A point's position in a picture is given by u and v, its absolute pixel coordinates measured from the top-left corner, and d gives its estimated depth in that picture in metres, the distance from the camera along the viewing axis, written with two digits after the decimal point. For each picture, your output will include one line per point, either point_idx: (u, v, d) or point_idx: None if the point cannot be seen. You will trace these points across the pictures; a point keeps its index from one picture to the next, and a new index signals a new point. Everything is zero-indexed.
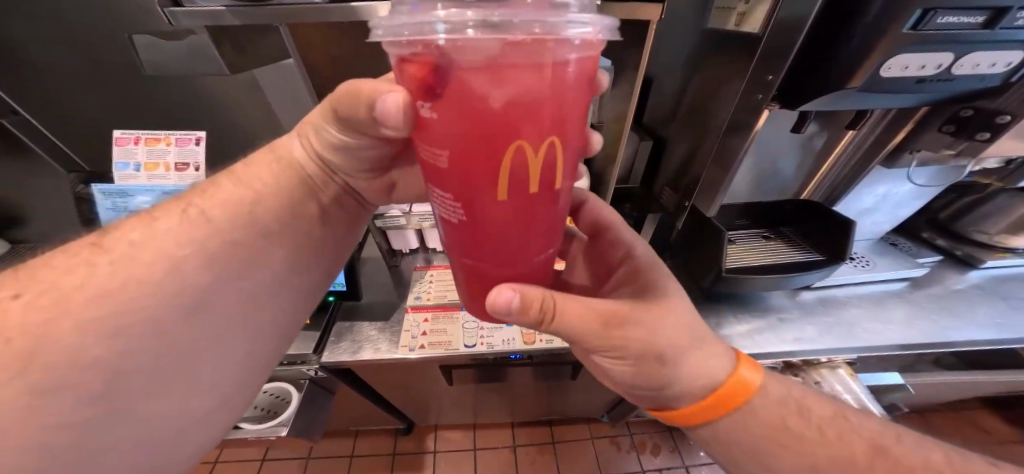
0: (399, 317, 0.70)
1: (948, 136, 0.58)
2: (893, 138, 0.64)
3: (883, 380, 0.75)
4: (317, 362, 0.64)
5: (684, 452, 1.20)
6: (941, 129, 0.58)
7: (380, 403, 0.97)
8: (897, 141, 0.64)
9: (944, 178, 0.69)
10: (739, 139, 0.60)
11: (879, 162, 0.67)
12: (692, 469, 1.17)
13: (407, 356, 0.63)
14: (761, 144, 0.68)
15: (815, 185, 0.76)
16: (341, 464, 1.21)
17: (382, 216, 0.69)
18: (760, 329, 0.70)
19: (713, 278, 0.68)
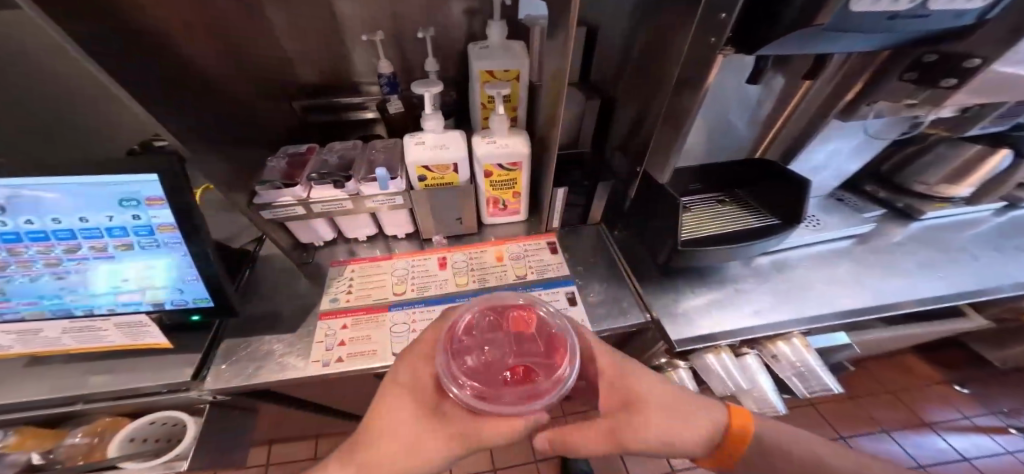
0: (309, 327, 0.56)
1: (911, 84, 0.52)
2: (852, 89, 0.58)
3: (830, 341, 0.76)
4: (201, 389, 0.49)
5: None
6: (903, 77, 0.52)
7: (331, 410, 0.88)
8: (855, 91, 0.58)
9: (893, 129, 0.66)
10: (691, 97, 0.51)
11: (835, 116, 0.62)
12: None
13: (319, 371, 0.51)
14: (713, 99, 0.59)
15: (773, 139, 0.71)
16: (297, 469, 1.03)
17: (270, 205, 0.55)
18: (715, 303, 0.66)
19: (668, 254, 0.60)
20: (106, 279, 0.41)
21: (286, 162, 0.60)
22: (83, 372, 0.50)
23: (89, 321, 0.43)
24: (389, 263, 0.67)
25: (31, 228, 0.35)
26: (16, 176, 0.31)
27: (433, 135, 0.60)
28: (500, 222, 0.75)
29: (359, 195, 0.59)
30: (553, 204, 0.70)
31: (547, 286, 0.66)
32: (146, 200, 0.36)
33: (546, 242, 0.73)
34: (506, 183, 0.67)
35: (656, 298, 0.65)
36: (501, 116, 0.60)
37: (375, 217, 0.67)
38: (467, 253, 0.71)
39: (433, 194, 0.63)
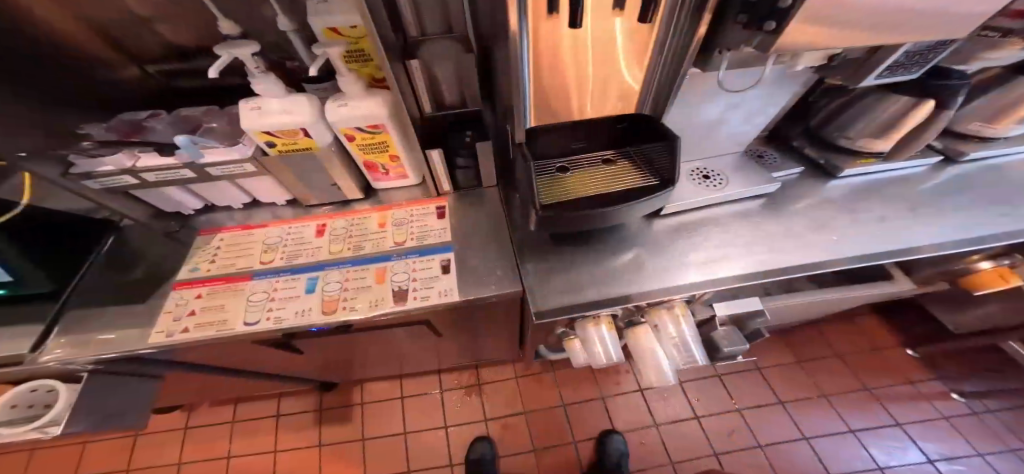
0: (165, 297, 0.56)
1: (744, 29, 0.43)
2: (693, 36, 0.49)
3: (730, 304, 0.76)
4: (42, 362, 0.49)
5: (602, 382, 1.31)
6: (737, 19, 0.43)
7: (266, 375, 0.91)
8: (697, 38, 0.49)
9: (765, 81, 0.59)
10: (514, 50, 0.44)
11: (689, 66, 0.54)
12: (607, 397, 1.29)
13: (164, 342, 0.51)
14: (552, 48, 0.49)
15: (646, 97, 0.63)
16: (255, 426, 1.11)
17: (96, 176, 0.52)
18: (596, 268, 0.67)
19: (535, 222, 0.58)
20: None
21: (109, 128, 0.57)
22: None
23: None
24: (261, 230, 0.65)
25: None
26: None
27: (275, 101, 0.53)
28: (388, 186, 0.72)
29: (200, 163, 0.55)
30: (433, 166, 0.66)
31: (423, 254, 0.63)
32: None
33: (435, 207, 0.71)
34: (375, 146, 0.62)
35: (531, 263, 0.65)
36: (346, 74, 0.53)
37: (241, 185, 0.64)
38: (348, 218, 0.68)
39: (290, 162, 0.59)
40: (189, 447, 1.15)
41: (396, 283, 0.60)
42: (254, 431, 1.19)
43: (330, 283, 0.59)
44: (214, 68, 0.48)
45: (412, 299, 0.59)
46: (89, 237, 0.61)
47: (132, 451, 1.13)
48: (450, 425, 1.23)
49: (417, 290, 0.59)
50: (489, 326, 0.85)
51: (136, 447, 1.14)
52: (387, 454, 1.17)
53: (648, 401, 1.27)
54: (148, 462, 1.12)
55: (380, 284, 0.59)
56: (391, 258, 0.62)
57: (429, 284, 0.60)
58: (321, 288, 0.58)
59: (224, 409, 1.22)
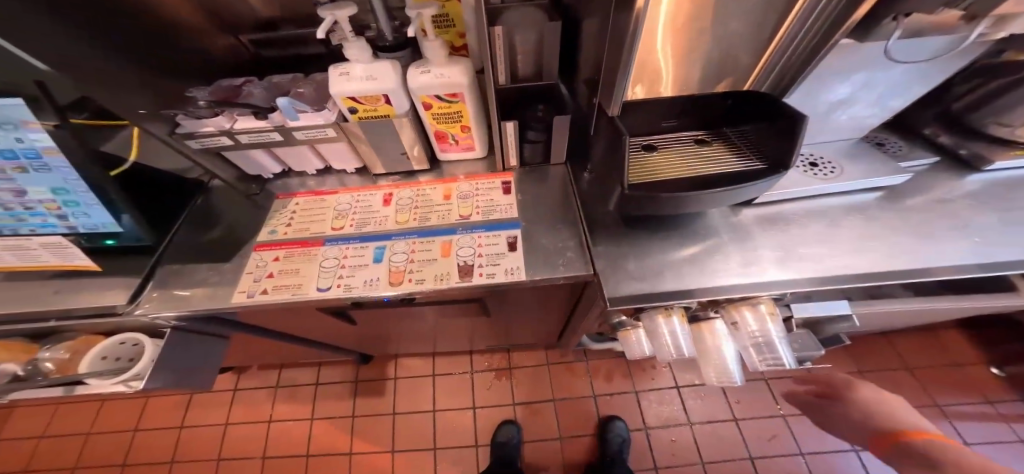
0: (244, 257, 0.58)
1: None
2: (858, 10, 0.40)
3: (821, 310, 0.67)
4: (137, 315, 0.52)
5: (637, 377, 1.26)
6: None
7: (315, 341, 0.96)
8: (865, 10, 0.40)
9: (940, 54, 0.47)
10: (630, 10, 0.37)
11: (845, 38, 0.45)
12: (641, 393, 1.24)
13: (245, 302, 0.53)
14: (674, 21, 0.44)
15: (765, 65, 0.54)
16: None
17: (197, 136, 0.55)
18: (673, 258, 0.60)
19: (617, 200, 0.53)
20: (15, 201, 0.41)
21: (211, 92, 0.58)
22: (41, 292, 0.54)
23: (14, 243, 0.45)
24: (332, 197, 0.66)
25: None
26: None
27: (360, 66, 0.53)
28: (454, 158, 0.70)
29: (287, 127, 0.56)
30: (505, 140, 0.63)
31: (489, 229, 0.61)
32: (21, 122, 0.35)
33: (501, 181, 0.68)
34: (450, 115, 0.60)
35: (604, 245, 0.60)
36: (431, 40, 0.51)
37: (318, 151, 0.65)
38: (414, 189, 0.67)
39: (370, 128, 0.59)
40: (236, 409, 1.24)
41: (462, 258, 0.58)
42: (294, 399, 1.25)
43: (397, 253, 0.59)
44: (320, 28, 0.45)
45: (479, 275, 0.56)
46: (182, 195, 0.65)
47: (184, 410, 1.24)
48: (478, 408, 1.23)
49: (484, 266, 0.57)
50: (538, 311, 0.83)
51: (189, 405, 1.24)
52: (417, 429, 1.19)
53: (687, 402, 1.21)
54: (201, 421, 1.22)
55: (446, 257, 0.58)
56: (456, 231, 0.61)
57: (495, 261, 0.58)
58: (388, 258, 0.58)
59: (269, 374, 1.30)
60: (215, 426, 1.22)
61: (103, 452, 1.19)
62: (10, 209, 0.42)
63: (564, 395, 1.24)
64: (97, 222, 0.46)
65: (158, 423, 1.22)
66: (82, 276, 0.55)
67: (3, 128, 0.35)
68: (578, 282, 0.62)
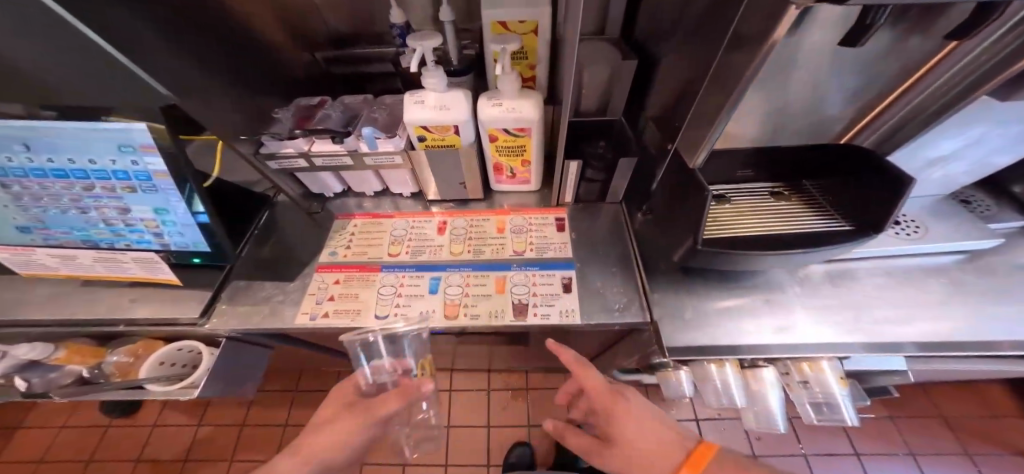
0: (306, 275, 0.60)
1: None
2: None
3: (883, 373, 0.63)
4: (208, 326, 0.56)
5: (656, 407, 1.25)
6: None
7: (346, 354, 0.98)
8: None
9: None
10: (735, 75, 0.36)
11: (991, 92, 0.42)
12: None
13: (306, 324, 0.55)
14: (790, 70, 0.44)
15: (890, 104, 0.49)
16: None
17: (276, 156, 0.57)
18: (736, 312, 0.57)
19: (685, 255, 0.50)
20: (120, 217, 0.45)
21: (295, 114, 0.63)
22: (123, 298, 0.58)
23: (111, 255, 0.49)
24: (388, 222, 0.67)
25: (53, 166, 0.40)
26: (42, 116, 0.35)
27: (434, 95, 0.54)
28: (507, 189, 0.70)
29: (359, 152, 0.58)
30: (565, 179, 0.61)
31: (543, 267, 0.60)
32: (139, 146, 0.38)
33: (555, 217, 0.67)
34: (512, 149, 0.59)
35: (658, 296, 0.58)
36: (509, 73, 0.51)
37: (379, 175, 0.66)
38: (467, 219, 0.67)
39: (433, 156, 0.59)
40: (254, 411, 1.28)
41: (516, 295, 0.58)
42: (314, 404, 1.30)
43: (452, 286, 0.59)
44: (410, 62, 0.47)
45: (533, 316, 0.56)
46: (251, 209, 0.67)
47: (205, 409, 1.29)
48: (493, 427, 1.24)
49: (539, 306, 0.57)
50: (574, 345, 0.82)
51: (210, 404, 1.30)
52: None
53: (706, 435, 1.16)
54: (221, 421, 1.27)
55: (501, 294, 0.58)
56: (510, 267, 0.61)
57: (550, 301, 0.57)
58: (443, 290, 0.59)
59: (291, 378, 1.35)
60: (234, 425, 1.26)
61: (134, 438, 1.25)
62: (113, 224, 0.45)
63: None
64: (187, 240, 0.48)
65: (182, 419, 1.28)
66: (159, 287, 0.58)
67: (125, 151, 0.39)
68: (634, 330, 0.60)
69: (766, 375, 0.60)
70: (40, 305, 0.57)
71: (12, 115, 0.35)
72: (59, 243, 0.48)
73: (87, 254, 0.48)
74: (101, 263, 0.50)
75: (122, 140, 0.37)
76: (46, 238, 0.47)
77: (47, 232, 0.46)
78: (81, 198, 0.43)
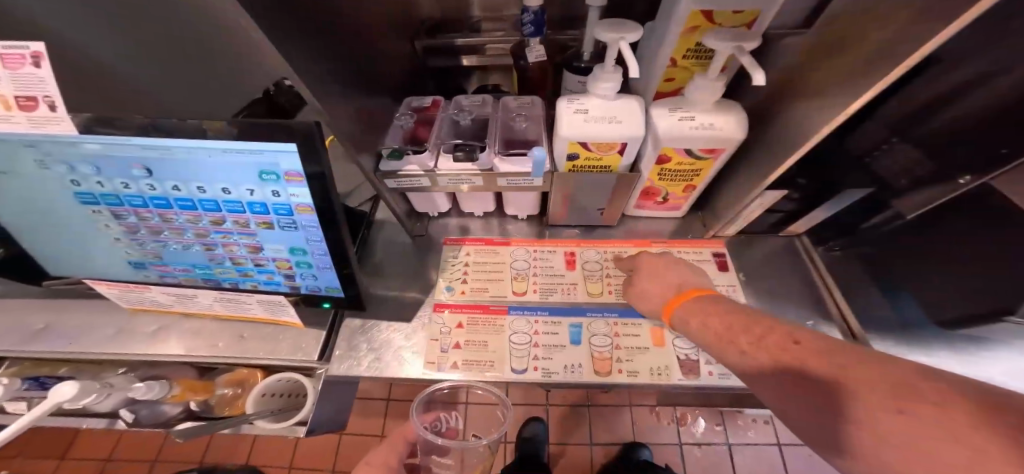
0: (423, 318, 0.51)
1: None
2: None
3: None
4: (325, 370, 0.48)
5: (730, 430, 1.17)
6: None
7: None
8: None
9: None
10: None
11: None
12: (734, 447, 1.15)
13: (434, 376, 0.47)
14: None
15: None
16: (378, 407, 1.15)
17: (397, 175, 0.47)
18: (1001, 383, 0.42)
19: (982, 317, 0.37)
20: (250, 256, 0.36)
21: (415, 120, 0.52)
22: (219, 334, 0.50)
23: (234, 296, 0.41)
24: (506, 250, 0.57)
25: (179, 195, 0.30)
26: (168, 133, 0.25)
27: (600, 103, 0.43)
28: (644, 214, 0.58)
29: (494, 172, 0.47)
30: (746, 209, 0.48)
31: None
32: (285, 173, 0.27)
33: (712, 252, 0.54)
34: (684, 173, 0.47)
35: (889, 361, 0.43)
36: (714, 80, 0.40)
37: (500, 193, 0.56)
38: (600, 249, 0.57)
39: (579, 179, 0.49)
40: None
41: (680, 350, 0.48)
42: None
43: (598, 334, 0.49)
44: (629, 67, 0.35)
45: (706, 375, 0.46)
46: (349, 228, 0.58)
47: None
48: (554, 443, 1.18)
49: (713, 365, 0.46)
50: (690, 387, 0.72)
51: None
52: None
53: (788, 461, 1.12)
54: None
55: (661, 348, 0.48)
56: None
57: None
58: (587, 342, 0.49)
59: None
60: None
61: None
62: (240, 264, 0.37)
63: (646, 440, 1.18)
64: (320, 284, 0.39)
65: None
66: (260, 323, 0.51)
67: (264, 179, 0.28)
68: None
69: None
70: (131, 340, 0.50)
71: (131, 131, 0.25)
72: (177, 282, 0.40)
73: (208, 294, 0.41)
74: (220, 303, 0.42)
75: (265, 163, 0.26)
76: (161, 275, 0.40)
77: (165, 269, 0.39)
78: (208, 234, 0.34)
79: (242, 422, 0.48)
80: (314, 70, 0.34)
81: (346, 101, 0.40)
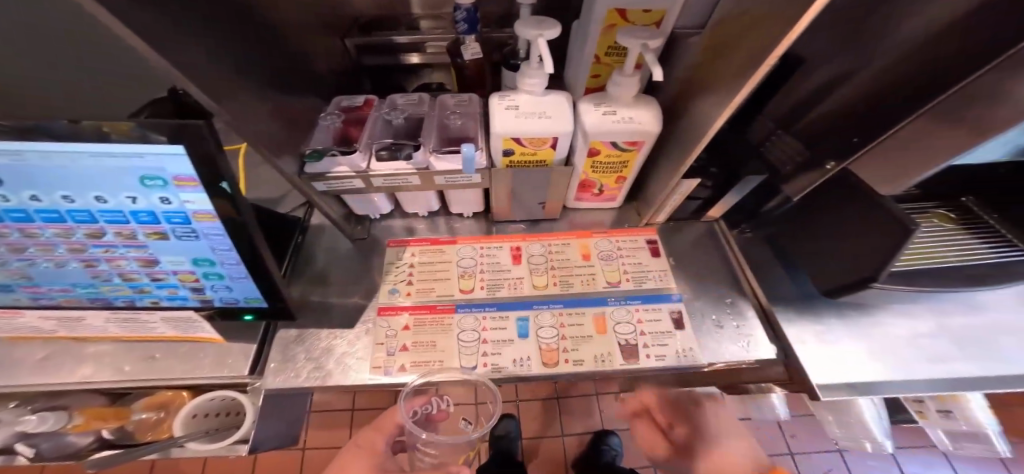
0: (367, 323, 0.50)
1: None
2: None
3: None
4: (257, 387, 0.45)
5: None
6: None
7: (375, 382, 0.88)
8: None
9: None
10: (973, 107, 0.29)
11: None
12: None
13: (381, 380, 0.45)
14: None
15: None
16: (342, 418, 1.09)
17: (325, 177, 0.45)
18: (881, 337, 0.48)
19: (852, 284, 0.41)
20: (143, 270, 0.33)
21: (342, 120, 0.50)
22: (133, 355, 0.46)
23: (131, 314, 0.38)
24: (452, 249, 0.57)
25: (41, 206, 0.27)
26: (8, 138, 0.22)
27: (529, 99, 0.44)
28: (585, 206, 0.60)
29: (431, 170, 0.47)
30: (669, 196, 0.52)
31: (647, 301, 0.52)
32: (172, 178, 0.25)
33: (646, 239, 0.58)
34: (613, 165, 0.50)
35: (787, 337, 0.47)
36: (630, 75, 0.42)
37: (441, 192, 0.56)
38: (545, 242, 0.58)
39: (518, 174, 0.50)
40: None
41: (622, 335, 0.49)
42: None
43: (545, 327, 0.50)
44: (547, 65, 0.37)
45: (647, 358, 0.48)
46: (280, 236, 0.55)
47: None
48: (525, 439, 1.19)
49: (652, 347, 0.48)
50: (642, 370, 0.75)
51: None
52: None
53: (742, 435, 1.18)
54: None
55: (604, 335, 0.49)
56: (608, 301, 0.52)
57: (663, 341, 0.49)
58: (535, 334, 0.50)
59: None
60: None
61: None
62: (133, 280, 0.34)
63: (613, 426, 1.20)
64: (235, 295, 0.38)
65: None
66: (183, 342, 0.47)
67: (149, 187, 0.26)
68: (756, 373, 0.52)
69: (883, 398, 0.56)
70: (24, 373, 0.44)
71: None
72: (55, 303, 0.36)
73: (98, 316, 0.38)
74: (114, 324, 0.39)
75: (150, 169, 0.24)
76: (35, 297, 0.36)
77: (37, 291, 0.35)
78: (86, 249, 0.31)
79: (170, 445, 0.44)
80: (207, 67, 0.32)
81: (254, 102, 0.39)
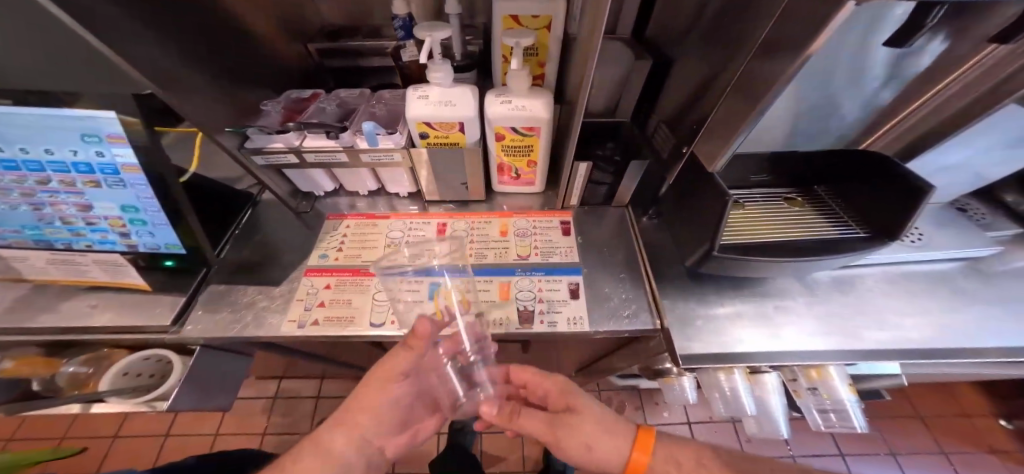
0: (294, 282, 0.56)
1: None
2: None
3: (870, 376, 0.65)
4: (180, 334, 0.51)
5: (647, 410, 1.20)
6: None
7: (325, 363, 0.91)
8: None
9: None
10: (749, 93, 0.36)
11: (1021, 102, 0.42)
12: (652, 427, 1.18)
13: (296, 332, 0.51)
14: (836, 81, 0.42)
15: (903, 123, 0.49)
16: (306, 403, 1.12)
17: (262, 152, 0.53)
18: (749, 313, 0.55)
19: (701, 258, 0.48)
20: (80, 215, 0.41)
21: (284, 107, 0.59)
22: (80, 303, 0.52)
23: (68, 256, 0.46)
24: (384, 224, 0.63)
25: (0, 156, 0.36)
26: None
27: (438, 89, 0.52)
28: (508, 191, 0.67)
29: (356, 149, 0.54)
30: (573, 180, 0.58)
31: (548, 273, 0.58)
32: (105, 136, 0.34)
33: (559, 221, 0.64)
34: (520, 148, 0.57)
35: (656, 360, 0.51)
36: (518, 70, 0.49)
37: (376, 172, 0.62)
38: (470, 221, 0.64)
39: (435, 154, 0.56)
40: None
41: (522, 302, 0.55)
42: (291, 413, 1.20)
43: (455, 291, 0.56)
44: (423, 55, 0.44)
45: (539, 323, 0.53)
46: (232, 207, 0.62)
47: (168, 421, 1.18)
48: (482, 433, 1.19)
49: (545, 314, 0.54)
50: (573, 354, 0.78)
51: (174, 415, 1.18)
52: (418, 450, 1.15)
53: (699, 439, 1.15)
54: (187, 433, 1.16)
55: (506, 301, 0.55)
56: (515, 272, 0.58)
57: (556, 308, 0.55)
58: (443, 297, 0.55)
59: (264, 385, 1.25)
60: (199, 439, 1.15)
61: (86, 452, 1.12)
62: (71, 224, 0.42)
63: None
64: (158, 241, 0.46)
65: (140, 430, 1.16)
66: (134, 292, 0.53)
67: (88, 142, 0.35)
68: (649, 343, 0.58)
69: (769, 381, 0.59)
70: None
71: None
72: (7, 242, 0.44)
73: (42, 261, 0.46)
74: (55, 266, 0.47)
75: (87, 127, 0.34)
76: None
77: None
78: (35, 194, 0.39)
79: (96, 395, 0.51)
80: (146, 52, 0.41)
81: (193, 85, 0.48)
